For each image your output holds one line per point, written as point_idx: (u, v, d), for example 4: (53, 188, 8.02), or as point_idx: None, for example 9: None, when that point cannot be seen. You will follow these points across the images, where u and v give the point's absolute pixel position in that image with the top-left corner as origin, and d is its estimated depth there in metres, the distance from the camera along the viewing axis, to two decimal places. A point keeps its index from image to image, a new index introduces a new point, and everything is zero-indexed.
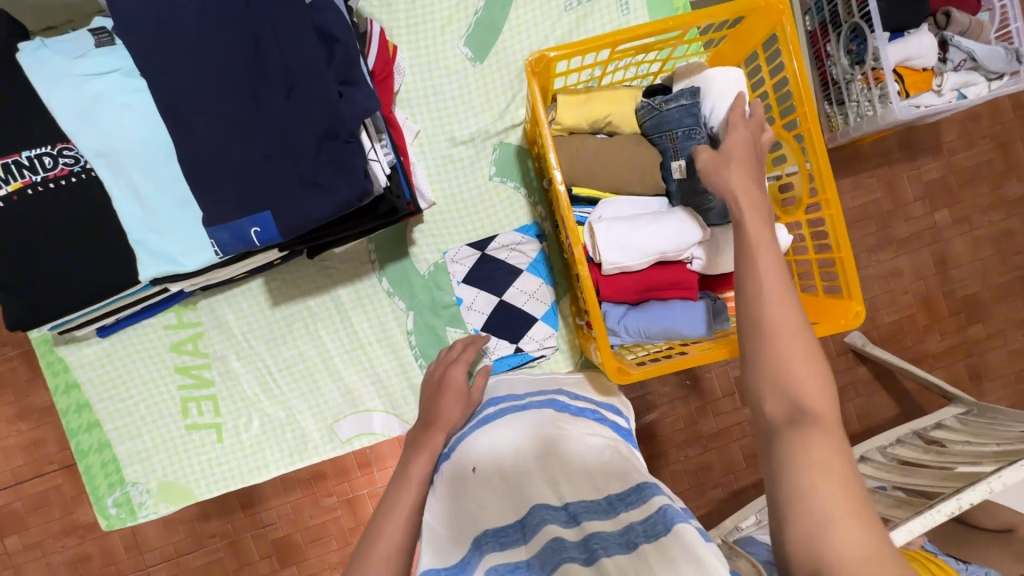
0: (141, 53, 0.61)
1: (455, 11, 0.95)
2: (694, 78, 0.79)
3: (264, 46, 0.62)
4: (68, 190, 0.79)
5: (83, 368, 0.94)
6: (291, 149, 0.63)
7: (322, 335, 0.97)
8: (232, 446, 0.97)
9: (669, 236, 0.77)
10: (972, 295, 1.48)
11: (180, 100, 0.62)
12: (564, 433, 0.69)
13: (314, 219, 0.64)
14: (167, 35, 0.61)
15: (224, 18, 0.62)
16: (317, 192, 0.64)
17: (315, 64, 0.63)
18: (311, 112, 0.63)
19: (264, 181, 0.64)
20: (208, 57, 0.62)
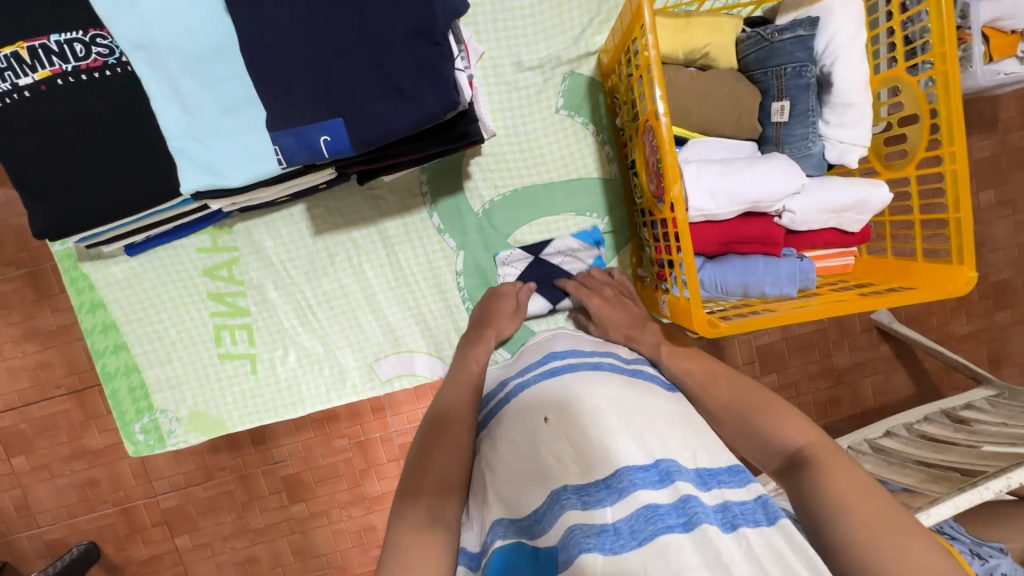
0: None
1: None
2: (812, 7, 0.71)
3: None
4: (102, 86, 0.70)
5: (110, 287, 0.88)
6: (374, 46, 0.56)
7: (366, 269, 0.91)
8: (267, 378, 0.92)
9: (763, 184, 0.71)
10: (1005, 281, 1.44)
11: None
12: (643, 393, 0.62)
13: (396, 130, 0.57)
14: None
15: None
16: (401, 100, 0.57)
17: None
18: (398, 3, 0.55)
19: (342, 83, 0.57)
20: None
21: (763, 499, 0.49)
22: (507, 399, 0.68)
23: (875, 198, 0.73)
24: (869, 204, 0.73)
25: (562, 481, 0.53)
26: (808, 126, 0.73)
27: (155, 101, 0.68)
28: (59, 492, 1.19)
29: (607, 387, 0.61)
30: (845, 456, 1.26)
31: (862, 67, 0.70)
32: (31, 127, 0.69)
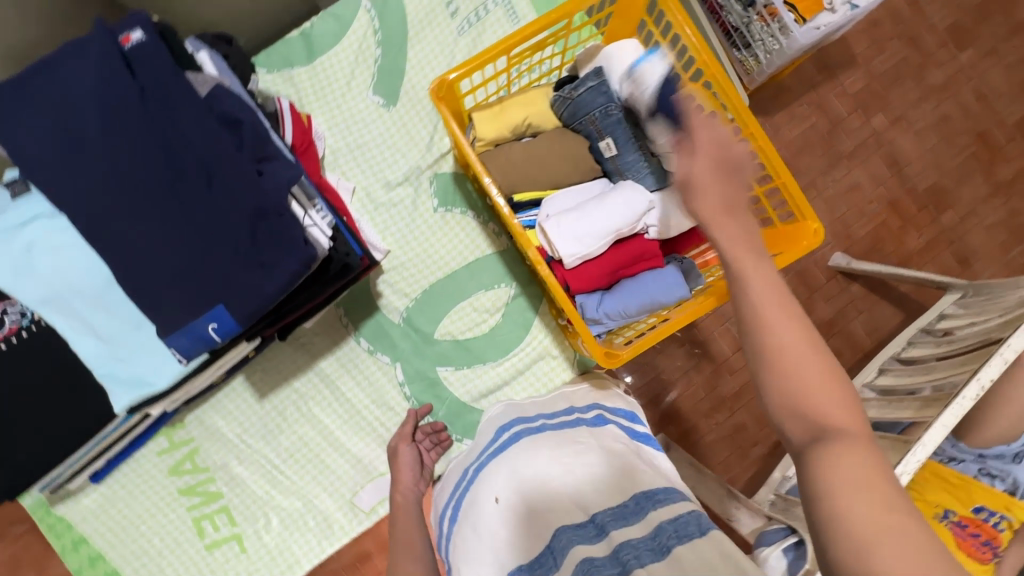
0: (53, 184, 0.60)
1: (356, 66, 0.97)
2: (596, 59, 0.82)
3: (169, 142, 0.61)
4: (23, 346, 0.77)
5: (87, 519, 0.91)
6: (227, 236, 0.63)
7: (317, 413, 0.95)
8: (259, 552, 0.93)
9: (618, 213, 0.77)
10: (933, 186, 1.48)
11: (105, 221, 0.61)
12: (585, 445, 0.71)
13: (268, 298, 0.64)
14: (72, 163, 0.60)
15: (123, 128, 0.60)
16: (264, 272, 0.63)
17: (225, 151, 0.63)
18: (237, 194, 0.63)
19: (209, 276, 0.63)
20: (114, 170, 0.60)
21: (695, 518, 0.57)
22: (466, 483, 0.74)
23: None
24: None
25: (516, 562, 0.60)
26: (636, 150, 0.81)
27: (72, 341, 0.75)
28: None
29: (548, 453, 0.69)
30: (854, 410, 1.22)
31: None
32: None
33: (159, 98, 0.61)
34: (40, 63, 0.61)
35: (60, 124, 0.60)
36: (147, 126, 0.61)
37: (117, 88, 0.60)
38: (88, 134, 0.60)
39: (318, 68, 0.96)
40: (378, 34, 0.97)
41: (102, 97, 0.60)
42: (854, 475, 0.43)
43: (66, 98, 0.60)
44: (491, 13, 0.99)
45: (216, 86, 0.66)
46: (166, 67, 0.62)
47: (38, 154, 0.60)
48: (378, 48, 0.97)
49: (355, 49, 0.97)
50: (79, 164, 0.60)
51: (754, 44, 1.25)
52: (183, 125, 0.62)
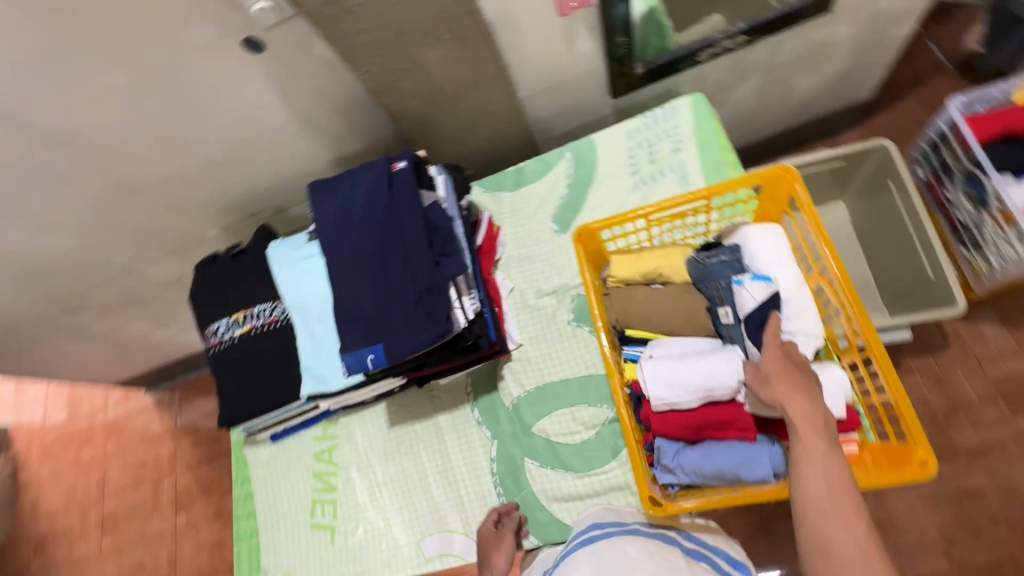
0: (324, 240, 0.96)
1: (546, 199, 1.23)
2: (735, 233, 0.91)
3: (391, 231, 0.92)
4: (274, 331, 1.15)
5: (256, 465, 1.24)
6: (402, 299, 0.90)
7: (422, 455, 1.14)
8: (341, 550, 1.12)
9: (715, 375, 0.81)
10: None
11: (340, 269, 0.94)
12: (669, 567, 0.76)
13: (410, 349, 0.88)
14: (339, 231, 0.95)
15: (371, 217, 0.93)
16: (414, 331, 0.88)
17: (421, 244, 0.91)
18: (417, 274, 0.90)
19: (381, 322, 0.90)
20: (356, 240, 0.93)
21: None
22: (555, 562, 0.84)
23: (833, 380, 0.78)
24: (831, 388, 0.78)
25: None
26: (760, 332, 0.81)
27: (299, 337, 1.10)
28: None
29: (635, 552, 0.78)
30: None
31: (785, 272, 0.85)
32: (235, 358, 1.15)
33: (396, 203, 0.94)
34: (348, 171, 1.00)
35: (342, 208, 0.96)
36: (383, 218, 0.93)
37: (377, 193, 0.94)
38: (353, 216, 0.95)
39: (518, 196, 1.25)
40: (569, 178, 1.22)
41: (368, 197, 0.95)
42: None
43: (350, 193, 0.96)
44: (666, 179, 1.16)
45: (434, 202, 0.97)
46: (409, 185, 0.95)
47: (324, 222, 0.97)
48: (566, 188, 1.22)
49: (549, 187, 1.24)
50: (342, 232, 0.95)
51: (985, 246, 1.14)
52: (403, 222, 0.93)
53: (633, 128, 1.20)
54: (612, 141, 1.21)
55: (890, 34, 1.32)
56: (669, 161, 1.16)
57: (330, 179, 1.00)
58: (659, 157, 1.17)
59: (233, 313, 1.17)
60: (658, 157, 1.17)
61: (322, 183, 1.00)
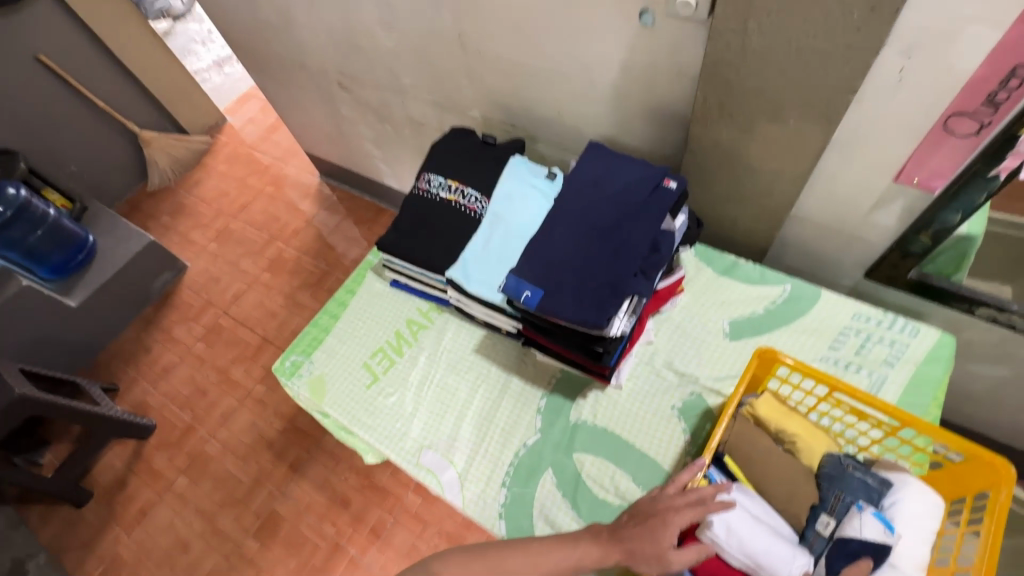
0: (570, 192, 1.05)
1: (738, 303, 1.23)
2: (895, 473, 0.81)
3: (624, 224, 0.97)
4: (466, 215, 1.27)
5: (366, 290, 1.40)
6: (587, 277, 0.95)
7: (478, 391, 1.21)
8: (368, 398, 1.23)
9: (773, 560, 0.77)
10: None
11: (561, 218, 1.03)
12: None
13: (561, 315, 0.93)
14: (584, 192, 1.04)
15: (616, 202, 1.00)
16: (576, 304, 0.93)
17: (637, 250, 0.95)
18: (615, 270, 0.94)
19: (559, 278, 0.97)
20: (592, 210, 1.01)
21: None
22: None
23: None
24: None
25: None
26: (845, 565, 0.74)
27: (476, 234, 1.22)
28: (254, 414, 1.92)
29: None
30: None
31: (912, 541, 0.75)
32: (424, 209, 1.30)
33: (645, 207, 0.98)
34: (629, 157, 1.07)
35: (600, 179, 1.04)
36: (624, 210, 0.99)
37: (638, 190, 1.00)
38: (603, 190, 1.02)
39: (718, 281, 1.26)
40: (772, 304, 1.21)
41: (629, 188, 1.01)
42: None
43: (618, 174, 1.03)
44: (858, 377, 1.09)
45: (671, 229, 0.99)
46: (666, 201, 0.98)
47: (581, 178, 1.06)
48: (762, 310, 1.21)
49: (749, 297, 1.23)
50: (585, 195, 1.03)
51: None
52: (638, 223, 0.97)
53: (863, 313, 1.15)
54: (837, 307, 1.17)
55: None
56: (873, 367, 1.09)
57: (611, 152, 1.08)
58: (867, 355, 1.11)
59: (451, 178, 1.31)
60: (866, 353, 1.11)
61: (602, 150, 1.09)
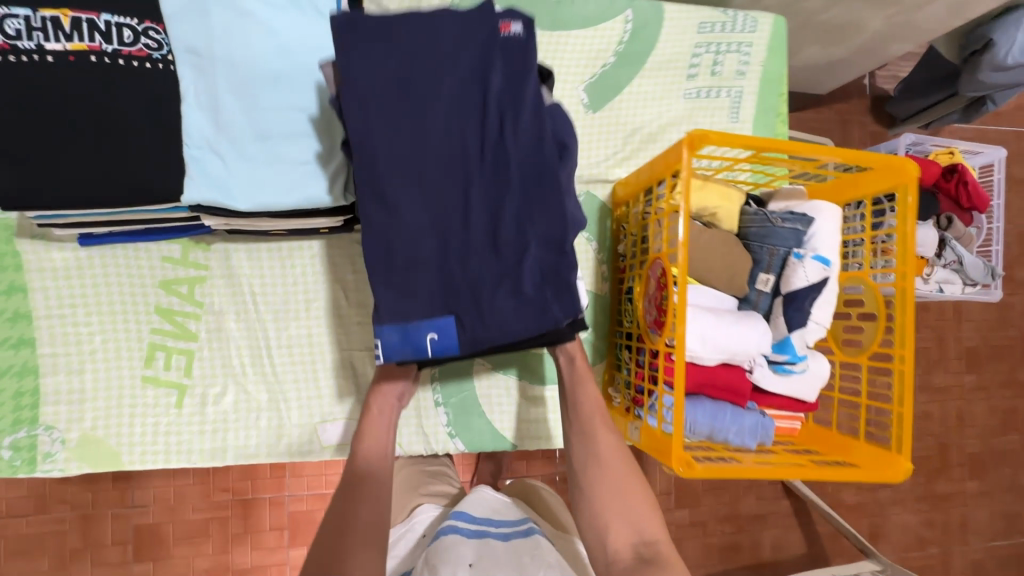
0: (382, 126, 0.67)
1: (587, 58, 0.95)
2: (808, 203, 0.81)
3: (501, 144, 0.69)
4: (142, 76, 0.66)
5: (43, 272, 0.77)
6: (504, 254, 0.69)
7: (341, 326, 0.86)
8: (192, 417, 0.81)
9: (741, 340, 0.77)
10: None
11: (400, 190, 0.68)
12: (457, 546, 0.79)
13: (509, 328, 0.69)
14: (404, 128, 0.67)
15: (466, 122, 0.69)
16: (517, 300, 0.69)
17: (547, 170, 0.69)
18: (539, 213, 0.69)
19: (468, 280, 0.69)
20: (438, 148, 0.68)
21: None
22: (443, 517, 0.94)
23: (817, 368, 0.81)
24: (814, 374, 0.82)
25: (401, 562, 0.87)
26: (800, 313, 0.78)
27: (185, 103, 0.67)
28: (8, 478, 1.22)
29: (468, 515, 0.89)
30: None
31: (837, 260, 0.80)
32: (38, 92, 0.63)
33: (514, 96, 0.69)
34: (425, 17, 0.69)
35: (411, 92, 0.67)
36: (486, 122, 0.69)
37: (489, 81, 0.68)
38: (432, 115, 0.68)
39: (554, 39, 0.94)
40: (621, 46, 0.96)
41: (468, 79, 0.69)
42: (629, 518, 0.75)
43: (431, 69, 0.68)
44: (720, 98, 1.00)
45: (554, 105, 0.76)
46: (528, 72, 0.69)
47: (376, 99, 0.67)
48: (613, 56, 0.96)
49: (595, 43, 0.95)
50: (409, 132, 0.67)
51: None
52: (519, 132, 0.69)
53: (708, 20, 0.98)
54: (682, 24, 0.97)
55: (885, 50, 1.45)
56: (728, 82, 1.00)
57: (382, 28, 0.67)
58: (722, 71, 0.99)
59: (50, 7, 0.63)
60: (721, 70, 0.99)
61: (364, 30, 0.66)
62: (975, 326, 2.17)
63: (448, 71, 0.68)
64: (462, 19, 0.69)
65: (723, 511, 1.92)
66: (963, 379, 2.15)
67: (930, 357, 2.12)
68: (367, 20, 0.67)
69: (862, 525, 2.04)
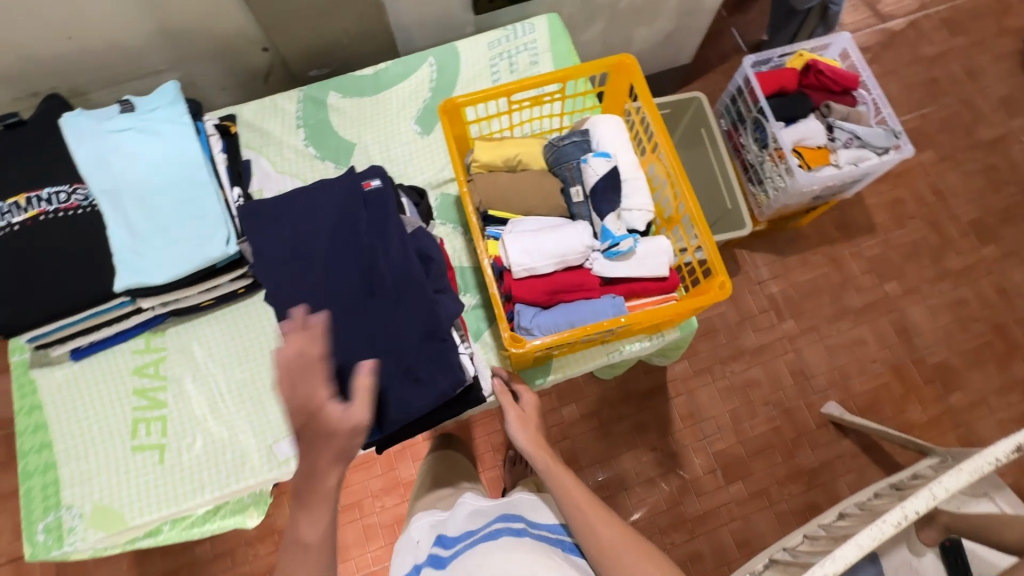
0: (279, 277, 0.78)
1: (410, 101, 1.21)
2: (586, 122, 0.98)
3: (375, 265, 0.78)
4: (77, 219, 0.94)
5: (50, 389, 1.02)
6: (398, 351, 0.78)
7: (274, 361, 1.05)
8: (173, 467, 0.98)
9: (565, 242, 0.89)
10: (933, 362, 1.89)
11: (305, 321, 0.78)
12: (493, 549, 0.81)
13: (413, 408, 0.77)
14: (298, 272, 0.78)
15: (345, 255, 0.79)
16: (416, 384, 0.77)
17: (418, 278, 0.79)
18: (414, 313, 0.78)
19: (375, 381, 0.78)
20: (328, 281, 0.78)
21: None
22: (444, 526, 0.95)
23: (650, 243, 0.91)
24: (655, 250, 0.91)
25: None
26: (607, 202, 0.92)
27: (107, 225, 0.94)
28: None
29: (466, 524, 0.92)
30: (800, 545, 1.26)
31: (624, 152, 0.94)
32: (9, 250, 0.91)
33: (381, 234, 0.79)
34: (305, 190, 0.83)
35: (298, 244, 0.79)
36: (359, 251, 0.79)
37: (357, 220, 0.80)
38: (317, 256, 0.79)
39: (381, 98, 1.21)
40: (432, 83, 1.22)
41: (341, 223, 0.80)
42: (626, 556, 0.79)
43: (315, 229, 0.80)
44: None
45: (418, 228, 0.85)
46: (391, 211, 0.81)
47: (274, 259, 0.78)
48: (429, 92, 1.21)
49: (412, 89, 1.21)
50: (301, 273, 0.78)
51: (766, 181, 1.63)
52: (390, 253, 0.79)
53: (494, 39, 1.23)
54: (474, 49, 1.23)
55: (703, 4, 1.64)
56: (527, 73, 1.22)
57: (276, 208, 0.81)
58: (518, 68, 1.23)
59: (11, 196, 0.93)
60: (517, 67, 1.23)
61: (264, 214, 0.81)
62: (965, 199, 2.07)
63: (322, 223, 0.80)
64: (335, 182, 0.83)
65: (781, 471, 1.79)
66: (982, 253, 2.00)
67: (932, 245, 2.01)
68: (265, 204, 0.82)
69: (950, 440, 1.81)
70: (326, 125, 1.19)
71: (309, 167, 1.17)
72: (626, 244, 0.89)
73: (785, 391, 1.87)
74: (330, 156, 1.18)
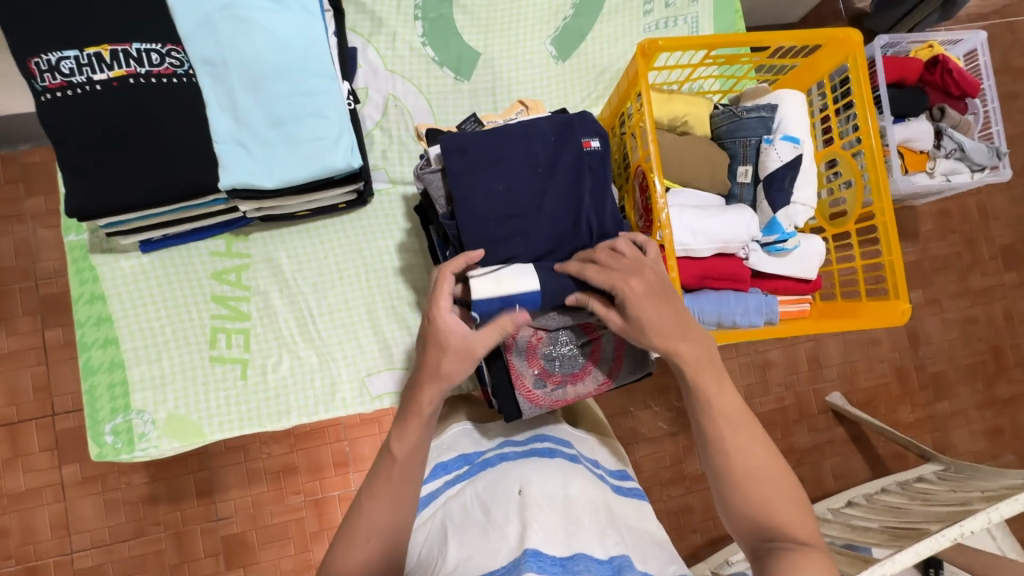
0: (488, 227, 0.73)
1: (549, 13, 1.04)
2: (770, 94, 0.87)
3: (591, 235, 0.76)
4: (170, 90, 0.78)
5: (115, 281, 0.90)
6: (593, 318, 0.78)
7: (372, 291, 0.96)
8: (256, 386, 0.92)
9: (732, 227, 0.83)
10: (932, 371, 2.02)
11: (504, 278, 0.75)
12: (547, 467, 0.71)
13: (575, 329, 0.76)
14: (509, 224, 0.74)
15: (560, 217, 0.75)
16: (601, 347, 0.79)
17: None
18: None
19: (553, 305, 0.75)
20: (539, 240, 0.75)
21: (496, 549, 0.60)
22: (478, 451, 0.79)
23: (810, 245, 0.86)
24: (811, 252, 0.87)
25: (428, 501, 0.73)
26: (782, 193, 0.84)
27: (208, 106, 0.79)
28: (107, 504, 1.34)
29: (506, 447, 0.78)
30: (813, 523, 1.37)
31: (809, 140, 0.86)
32: (89, 113, 0.75)
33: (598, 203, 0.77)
34: (522, 133, 0.75)
35: (513, 195, 0.74)
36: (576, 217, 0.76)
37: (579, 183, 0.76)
38: (534, 212, 0.74)
39: (515, 3, 1.03)
40: None
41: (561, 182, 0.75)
42: (744, 463, 0.65)
43: (532, 182, 0.75)
44: (678, 26, 1.07)
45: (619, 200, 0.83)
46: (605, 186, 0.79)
47: (487, 208, 0.73)
48: (571, 8, 1.04)
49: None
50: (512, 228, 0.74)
51: None
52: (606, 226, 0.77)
53: None
54: None
55: None
56: (684, 11, 1.06)
57: (490, 151, 0.74)
58: (675, 2, 1.06)
59: (92, 46, 0.75)
60: (675, 1, 1.06)
61: (474, 154, 0.74)
62: (1005, 223, 2.11)
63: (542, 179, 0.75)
64: (552, 134, 0.76)
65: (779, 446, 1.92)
66: (1004, 278, 2.09)
67: (963, 262, 2.07)
68: (474, 142, 0.74)
69: (927, 442, 1.99)
70: (448, 22, 1.01)
71: (421, 70, 1.01)
72: (789, 241, 0.85)
73: (800, 374, 1.95)
74: (448, 63, 1.02)
